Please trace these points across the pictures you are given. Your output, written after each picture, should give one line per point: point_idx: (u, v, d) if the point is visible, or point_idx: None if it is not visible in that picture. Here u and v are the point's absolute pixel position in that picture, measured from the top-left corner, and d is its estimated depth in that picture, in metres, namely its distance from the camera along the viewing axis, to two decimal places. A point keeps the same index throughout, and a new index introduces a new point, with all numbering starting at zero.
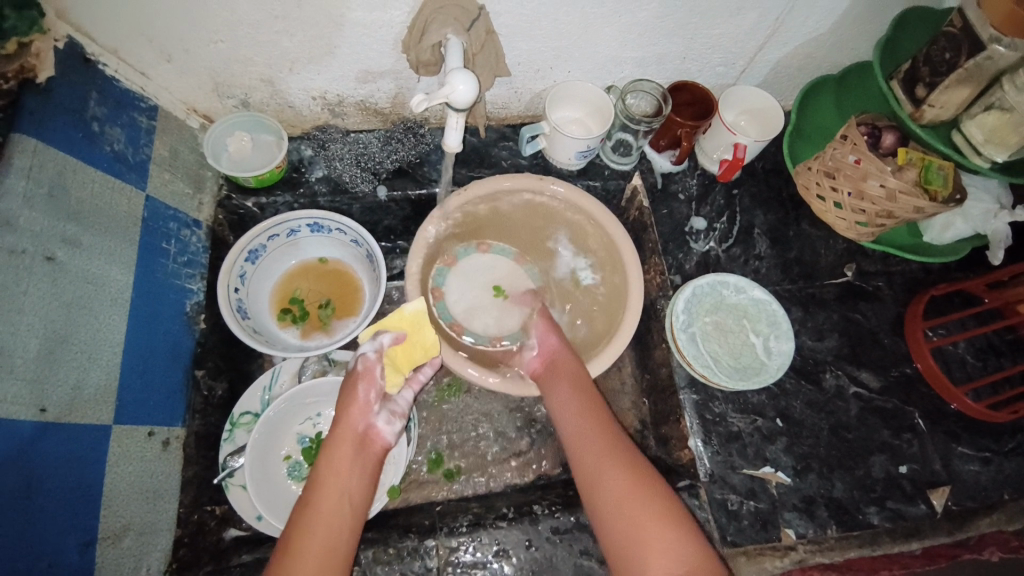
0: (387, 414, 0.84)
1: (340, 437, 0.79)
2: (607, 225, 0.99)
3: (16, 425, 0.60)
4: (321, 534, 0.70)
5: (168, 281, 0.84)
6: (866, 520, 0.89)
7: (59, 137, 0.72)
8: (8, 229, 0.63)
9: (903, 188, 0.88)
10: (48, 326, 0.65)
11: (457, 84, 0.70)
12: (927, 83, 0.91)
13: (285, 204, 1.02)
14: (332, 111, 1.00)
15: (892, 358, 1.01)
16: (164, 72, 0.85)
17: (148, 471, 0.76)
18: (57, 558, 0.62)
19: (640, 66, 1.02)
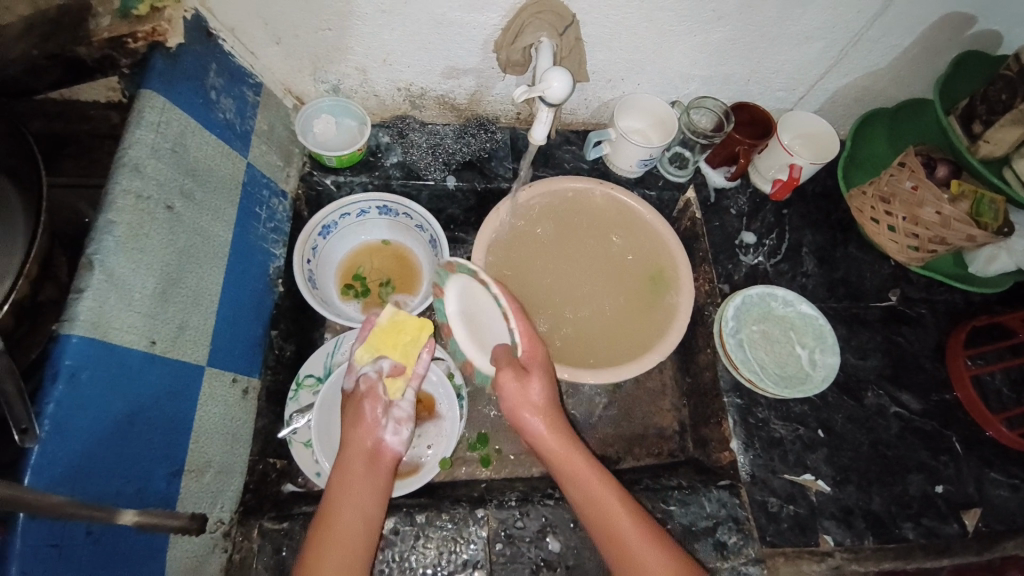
0: (394, 424, 0.80)
1: (338, 482, 0.75)
2: (664, 234, 1.06)
3: (130, 353, 0.65)
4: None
5: (257, 243, 0.90)
6: (902, 534, 0.90)
7: (182, 99, 0.78)
8: (136, 175, 0.69)
9: (959, 216, 0.92)
10: (162, 267, 0.70)
11: (554, 82, 0.76)
12: (983, 121, 0.95)
13: (360, 185, 1.08)
14: (413, 103, 1.07)
15: (932, 382, 1.03)
16: (272, 53, 0.92)
17: (228, 416, 0.80)
18: (153, 481, 0.66)
19: (705, 84, 1.08)
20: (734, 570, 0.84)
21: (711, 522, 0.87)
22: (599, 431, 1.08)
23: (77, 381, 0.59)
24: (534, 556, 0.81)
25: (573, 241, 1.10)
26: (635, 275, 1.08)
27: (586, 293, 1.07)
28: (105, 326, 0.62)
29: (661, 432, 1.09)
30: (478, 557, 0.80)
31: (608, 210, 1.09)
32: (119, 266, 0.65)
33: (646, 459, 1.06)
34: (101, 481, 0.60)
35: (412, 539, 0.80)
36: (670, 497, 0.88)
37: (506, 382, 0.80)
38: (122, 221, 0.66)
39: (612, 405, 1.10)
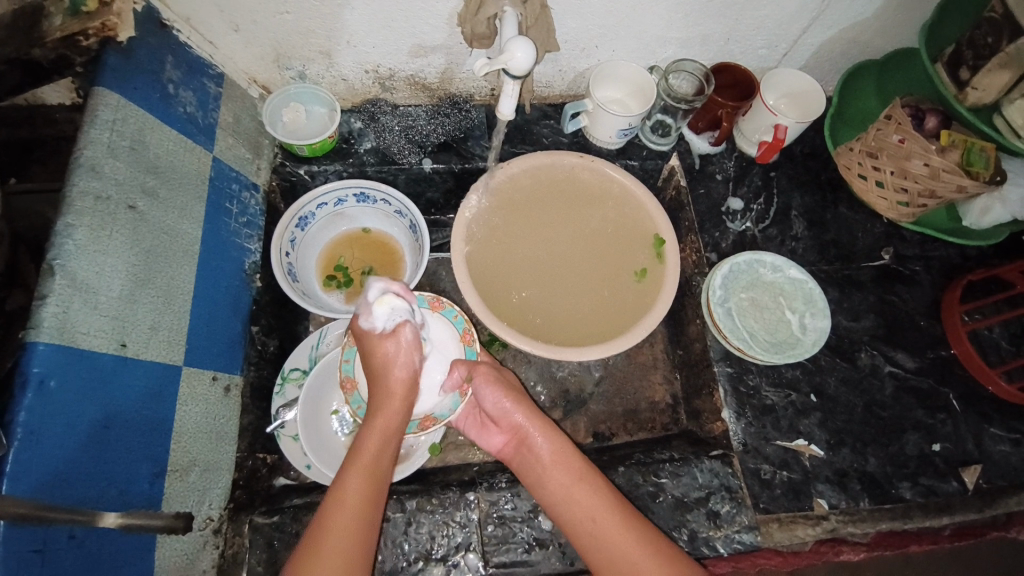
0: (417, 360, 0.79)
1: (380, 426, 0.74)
2: (647, 205, 1.04)
3: (101, 357, 0.64)
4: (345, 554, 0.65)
5: (230, 238, 0.89)
6: (899, 494, 0.90)
7: (138, 95, 0.76)
8: (94, 175, 0.67)
9: (947, 167, 0.89)
10: (128, 269, 0.69)
11: (517, 52, 0.73)
12: (970, 66, 0.91)
13: (335, 174, 1.06)
14: (382, 85, 1.04)
15: (927, 341, 1.01)
16: (231, 42, 0.90)
17: (211, 413, 0.80)
18: (136, 483, 0.66)
19: (683, 46, 1.05)
20: (728, 538, 0.84)
21: (704, 492, 0.86)
22: (592, 408, 1.08)
23: (47, 389, 0.59)
24: (526, 535, 0.81)
25: (554, 221, 1.07)
26: (622, 248, 1.05)
27: (571, 272, 1.05)
28: (73, 331, 0.62)
29: (654, 405, 1.08)
30: (470, 539, 0.80)
31: (591, 183, 1.07)
32: (83, 270, 0.64)
33: (640, 434, 1.06)
34: (81, 485, 0.60)
35: (404, 525, 0.80)
36: (662, 470, 0.88)
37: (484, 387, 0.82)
38: (82, 224, 0.65)
39: (604, 382, 1.10)
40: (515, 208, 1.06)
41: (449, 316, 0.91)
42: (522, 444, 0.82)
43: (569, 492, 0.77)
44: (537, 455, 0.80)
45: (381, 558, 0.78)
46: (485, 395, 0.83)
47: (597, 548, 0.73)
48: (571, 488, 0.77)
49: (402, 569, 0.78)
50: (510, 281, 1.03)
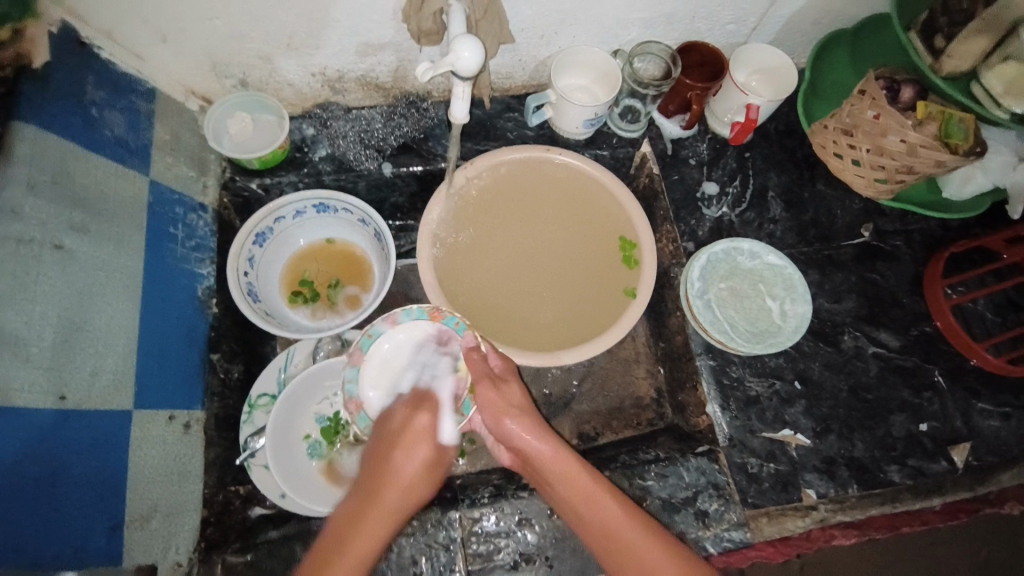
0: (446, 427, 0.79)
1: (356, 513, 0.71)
2: (618, 195, 0.99)
3: (36, 414, 0.60)
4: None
5: (177, 266, 0.84)
6: (887, 478, 0.89)
7: (58, 123, 0.70)
8: (13, 218, 0.62)
9: (923, 141, 0.86)
10: (61, 314, 0.64)
11: (462, 51, 0.68)
12: (945, 34, 0.88)
13: (291, 185, 1.00)
14: (332, 87, 0.98)
15: (911, 317, 1.00)
16: (160, 53, 0.83)
17: (170, 454, 0.76)
18: (90, 542, 0.62)
19: (646, 27, 0.99)
20: (717, 537, 0.82)
21: (691, 492, 0.85)
22: (576, 409, 1.05)
23: None
24: (510, 550, 0.80)
25: (524, 216, 1.04)
26: (598, 243, 1.02)
27: (541, 269, 1.02)
28: (2, 390, 0.57)
29: (639, 401, 1.06)
30: (455, 560, 0.78)
31: (563, 178, 1.02)
32: (8, 321, 0.59)
33: (625, 431, 1.04)
34: (24, 554, 0.56)
35: (385, 551, 0.78)
36: (648, 472, 0.86)
37: (484, 400, 0.78)
38: (3, 272, 0.60)
39: (587, 380, 1.07)
40: (483, 208, 1.02)
41: (451, 322, 0.87)
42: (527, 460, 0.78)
43: (593, 503, 0.73)
44: (541, 467, 0.76)
45: None
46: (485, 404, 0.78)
47: (621, 555, 0.71)
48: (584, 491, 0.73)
49: None
50: (483, 284, 1.00)
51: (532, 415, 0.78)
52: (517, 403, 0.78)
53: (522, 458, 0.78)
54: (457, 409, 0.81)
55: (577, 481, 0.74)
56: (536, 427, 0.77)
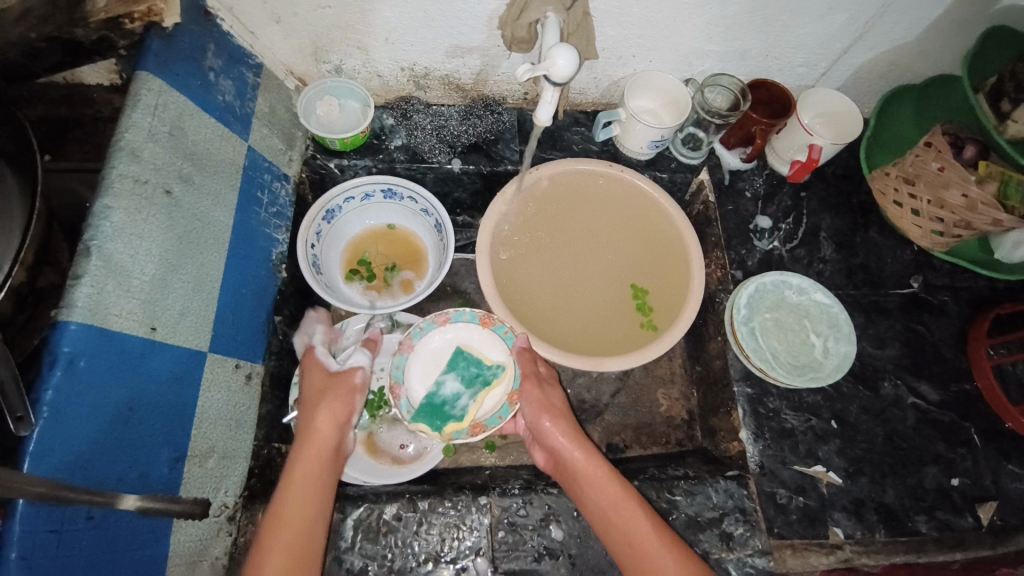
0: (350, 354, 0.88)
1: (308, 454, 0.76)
2: (673, 216, 1.02)
3: (128, 340, 0.65)
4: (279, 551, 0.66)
5: (259, 228, 0.89)
6: (915, 528, 0.88)
7: (179, 82, 0.77)
8: (133, 159, 0.68)
9: (985, 199, 0.87)
10: (161, 254, 0.70)
11: (558, 60, 0.74)
12: (1011, 99, 0.89)
13: (365, 169, 1.06)
14: (416, 83, 1.04)
15: (953, 373, 1.00)
16: (272, 32, 0.90)
17: (232, 401, 0.81)
18: (156, 467, 0.67)
19: (720, 61, 1.04)
20: (739, 561, 0.83)
21: (717, 513, 0.86)
22: (607, 419, 1.07)
23: (76, 368, 0.59)
24: (535, 544, 0.81)
25: (581, 226, 1.08)
26: (651, 259, 1.05)
27: (592, 278, 1.06)
28: (104, 312, 0.62)
29: (670, 420, 1.07)
30: (480, 544, 0.80)
31: (623, 193, 1.05)
32: (117, 252, 0.65)
33: (653, 448, 1.05)
34: (102, 466, 0.61)
35: (415, 525, 0.81)
36: (676, 487, 0.87)
37: (528, 390, 0.87)
38: (119, 207, 0.66)
39: (620, 393, 1.09)
40: (542, 213, 1.06)
41: (499, 332, 0.92)
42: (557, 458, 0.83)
43: (612, 498, 0.76)
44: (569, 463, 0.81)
45: (392, 557, 0.78)
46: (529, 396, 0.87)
47: (640, 563, 0.72)
48: (603, 485, 0.77)
49: (410, 570, 0.78)
50: (535, 285, 1.03)
51: (568, 417, 0.86)
52: (560, 403, 0.87)
53: (552, 456, 0.84)
54: (497, 414, 0.88)
55: (606, 484, 0.77)
56: (571, 427, 0.83)
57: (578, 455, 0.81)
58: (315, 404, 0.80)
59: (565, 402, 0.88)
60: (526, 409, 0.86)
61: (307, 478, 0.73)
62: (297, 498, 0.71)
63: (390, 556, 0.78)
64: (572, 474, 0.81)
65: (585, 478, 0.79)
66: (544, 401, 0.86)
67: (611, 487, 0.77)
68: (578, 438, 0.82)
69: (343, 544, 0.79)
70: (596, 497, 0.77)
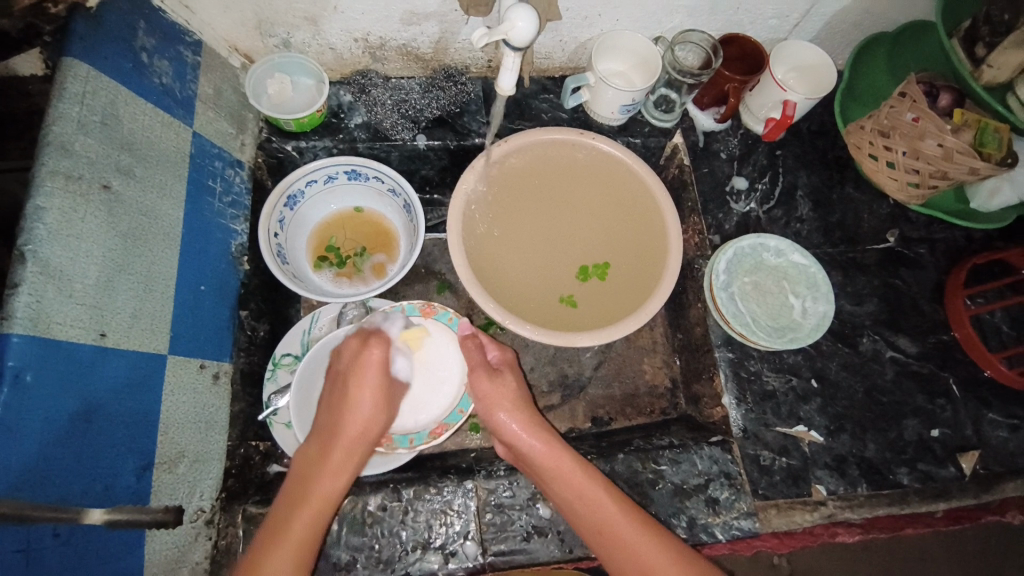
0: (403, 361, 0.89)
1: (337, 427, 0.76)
2: (648, 181, 0.98)
3: (78, 349, 0.61)
4: (297, 538, 0.68)
5: (214, 219, 0.85)
6: (896, 480, 0.90)
7: (111, 66, 0.71)
8: (65, 154, 0.63)
9: (960, 147, 0.86)
10: (106, 254, 0.66)
11: (517, 21, 0.69)
12: (986, 44, 0.87)
13: (324, 150, 1.00)
14: (373, 55, 0.98)
15: (931, 325, 1.00)
16: (208, 6, 0.83)
17: (199, 402, 0.78)
18: (122, 477, 0.64)
19: (690, 16, 0.99)
20: (726, 525, 0.84)
21: (703, 479, 0.86)
22: (590, 393, 1.06)
23: (23, 383, 0.55)
24: (524, 524, 0.81)
25: (554, 197, 1.05)
26: (627, 227, 1.03)
27: (567, 251, 1.04)
28: (48, 321, 0.58)
29: (653, 390, 1.07)
30: (469, 527, 0.80)
31: (594, 161, 1.02)
32: (56, 256, 0.60)
33: (638, 418, 1.05)
34: (63, 482, 0.58)
35: (401, 514, 0.79)
36: (662, 457, 0.87)
37: (479, 381, 0.83)
38: (53, 207, 0.61)
39: (603, 365, 1.08)
40: (513, 186, 1.02)
41: (443, 319, 0.94)
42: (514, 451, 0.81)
43: (578, 491, 0.75)
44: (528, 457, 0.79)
45: (379, 547, 0.78)
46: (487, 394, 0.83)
47: (619, 551, 0.73)
48: (566, 477, 0.76)
49: (399, 559, 0.77)
50: (510, 261, 1.01)
51: (525, 408, 0.83)
52: (517, 391, 0.83)
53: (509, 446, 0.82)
54: (456, 408, 0.89)
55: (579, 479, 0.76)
56: (526, 418, 0.81)
57: (540, 447, 0.78)
58: (351, 395, 0.78)
59: (522, 385, 0.86)
60: (478, 400, 0.83)
61: (327, 476, 0.73)
62: (327, 486, 0.72)
63: (378, 547, 0.78)
64: (536, 469, 0.78)
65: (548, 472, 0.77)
66: (505, 394, 0.82)
67: (586, 484, 0.76)
68: (537, 431, 0.80)
69: (329, 539, 0.77)
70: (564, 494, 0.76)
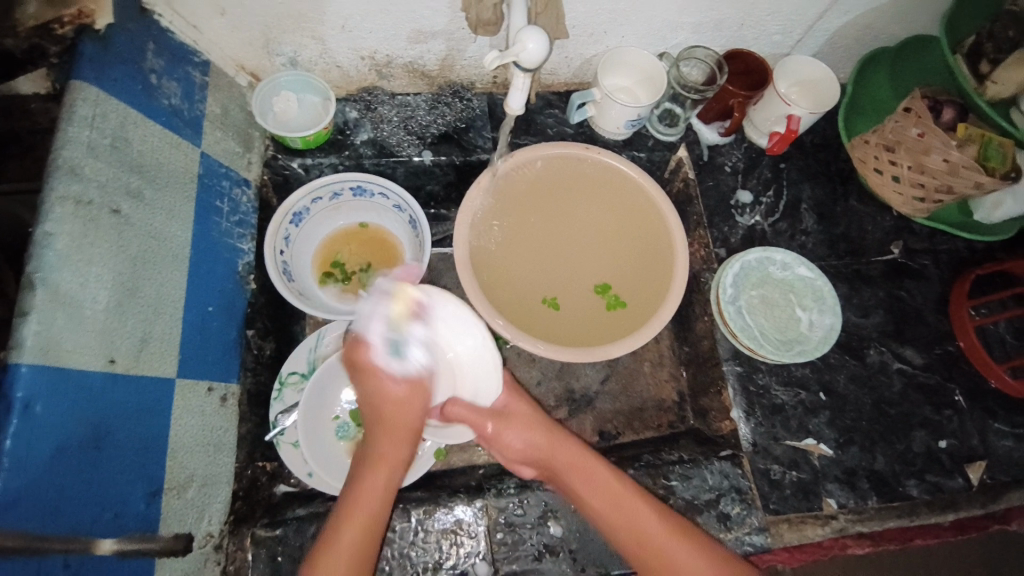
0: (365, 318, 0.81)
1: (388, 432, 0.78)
2: (654, 196, 0.99)
3: (88, 376, 0.61)
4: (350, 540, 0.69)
5: (221, 239, 0.85)
6: (906, 492, 0.90)
7: (119, 88, 0.71)
8: (74, 178, 0.63)
9: (965, 163, 0.87)
10: (114, 278, 0.65)
11: (529, 43, 0.70)
12: (990, 59, 0.90)
13: (330, 167, 1.00)
14: (379, 72, 0.99)
15: (936, 336, 1.01)
16: (216, 26, 0.83)
17: (207, 425, 0.77)
18: (131, 505, 0.63)
19: (694, 32, 1.00)
20: (738, 540, 0.84)
21: (714, 494, 0.86)
22: (598, 407, 1.06)
23: (33, 413, 0.55)
24: (535, 542, 0.80)
25: (559, 213, 1.05)
26: (633, 242, 1.03)
27: (573, 267, 1.04)
28: (58, 349, 0.58)
29: (661, 403, 1.07)
30: (480, 547, 0.79)
31: (600, 177, 1.02)
32: (66, 281, 0.60)
33: (646, 432, 1.05)
34: (72, 511, 0.57)
35: (411, 534, 0.79)
36: (672, 472, 0.88)
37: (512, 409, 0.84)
38: (63, 232, 0.61)
39: (610, 379, 1.08)
40: (518, 201, 1.02)
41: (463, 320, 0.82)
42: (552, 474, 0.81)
43: (620, 505, 0.76)
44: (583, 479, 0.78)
45: (389, 568, 0.77)
46: (512, 432, 0.82)
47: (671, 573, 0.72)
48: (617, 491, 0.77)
49: None
50: (516, 276, 1.01)
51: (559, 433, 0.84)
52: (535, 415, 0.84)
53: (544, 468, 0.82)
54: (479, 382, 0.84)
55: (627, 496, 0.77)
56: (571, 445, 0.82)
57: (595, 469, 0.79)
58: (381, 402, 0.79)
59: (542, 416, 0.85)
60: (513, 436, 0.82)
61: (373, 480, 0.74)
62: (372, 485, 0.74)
63: (387, 568, 0.77)
64: (586, 490, 0.78)
65: (606, 490, 0.77)
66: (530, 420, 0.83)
67: (638, 504, 0.76)
68: (581, 455, 0.80)
69: None
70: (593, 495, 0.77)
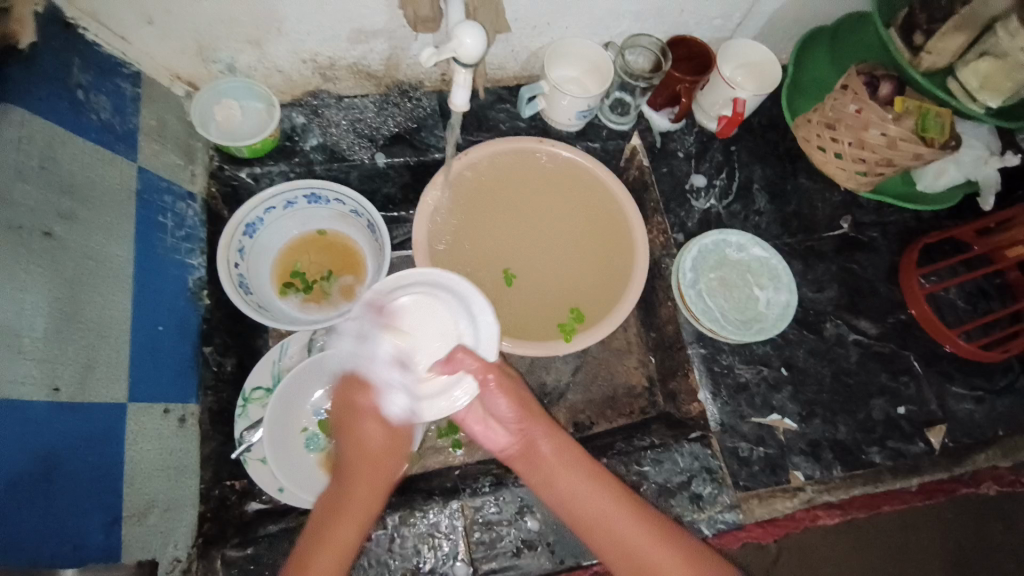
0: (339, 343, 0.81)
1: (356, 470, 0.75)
2: (610, 185, 1.00)
3: (29, 407, 0.58)
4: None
5: (168, 256, 0.82)
6: (869, 459, 0.93)
7: (44, 105, 0.68)
8: (2, 202, 0.60)
9: (903, 134, 0.90)
10: (52, 304, 0.63)
11: (467, 37, 0.69)
12: (924, 31, 0.91)
13: (280, 175, 0.98)
14: (323, 75, 0.96)
15: (889, 306, 1.04)
16: (144, 35, 0.80)
17: (166, 448, 0.75)
18: (87, 538, 0.61)
19: (638, 20, 1.01)
20: (711, 519, 0.86)
21: (685, 476, 0.88)
22: (570, 399, 1.07)
23: None
24: (512, 538, 0.80)
25: (518, 207, 1.04)
26: (594, 232, 1.03)
27: (536, 261, 1.03)
28: None
29: (631, 390, 1.08)
30: (457, 549, 0.79)
31: (556, 169, 1.02)
32: (1, 310, 0.57)
33: (618, 420, 1.06)
34: None
35: (388, 541, 0.78)
36: (644, 458, 0.89)
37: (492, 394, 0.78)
38: None
39: (580, 370, 1.09)
40: (476, 197, 1.02)
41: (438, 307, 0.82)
42: (524, 454, 0.79)
43: (569, 489, 0.75)
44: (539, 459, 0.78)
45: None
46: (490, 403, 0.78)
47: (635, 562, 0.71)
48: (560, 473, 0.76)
49: None
50: (480, 274, 1.01)
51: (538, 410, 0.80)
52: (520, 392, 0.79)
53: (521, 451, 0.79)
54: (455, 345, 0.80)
55: (570, 480, 0.75)
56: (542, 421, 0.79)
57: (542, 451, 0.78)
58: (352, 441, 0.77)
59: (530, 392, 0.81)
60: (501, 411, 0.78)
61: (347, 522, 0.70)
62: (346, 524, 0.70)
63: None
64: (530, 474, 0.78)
65: (548, 476, 0.77)
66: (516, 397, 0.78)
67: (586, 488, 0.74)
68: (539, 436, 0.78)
69: None
70: (559, 498, 0.76)
